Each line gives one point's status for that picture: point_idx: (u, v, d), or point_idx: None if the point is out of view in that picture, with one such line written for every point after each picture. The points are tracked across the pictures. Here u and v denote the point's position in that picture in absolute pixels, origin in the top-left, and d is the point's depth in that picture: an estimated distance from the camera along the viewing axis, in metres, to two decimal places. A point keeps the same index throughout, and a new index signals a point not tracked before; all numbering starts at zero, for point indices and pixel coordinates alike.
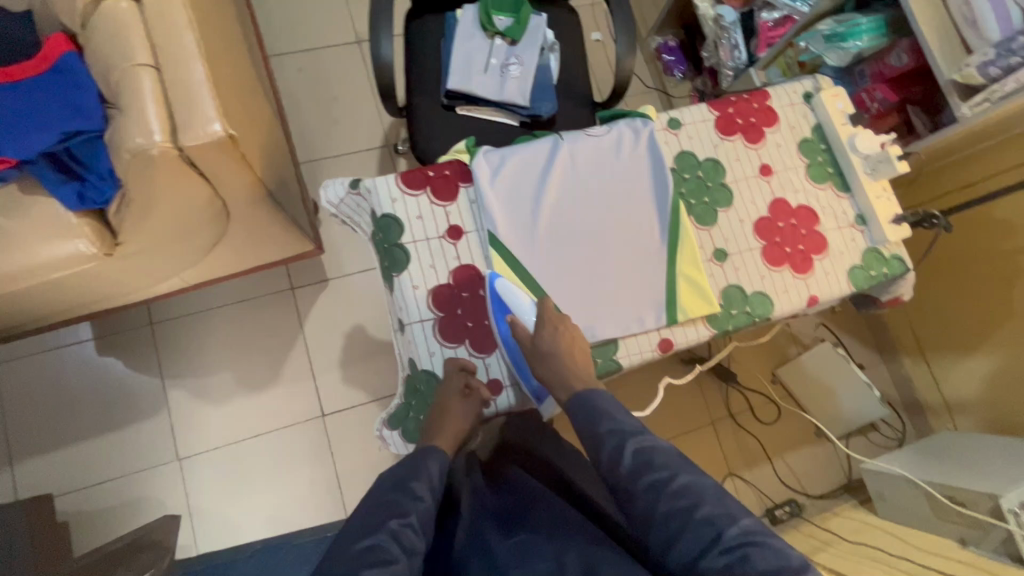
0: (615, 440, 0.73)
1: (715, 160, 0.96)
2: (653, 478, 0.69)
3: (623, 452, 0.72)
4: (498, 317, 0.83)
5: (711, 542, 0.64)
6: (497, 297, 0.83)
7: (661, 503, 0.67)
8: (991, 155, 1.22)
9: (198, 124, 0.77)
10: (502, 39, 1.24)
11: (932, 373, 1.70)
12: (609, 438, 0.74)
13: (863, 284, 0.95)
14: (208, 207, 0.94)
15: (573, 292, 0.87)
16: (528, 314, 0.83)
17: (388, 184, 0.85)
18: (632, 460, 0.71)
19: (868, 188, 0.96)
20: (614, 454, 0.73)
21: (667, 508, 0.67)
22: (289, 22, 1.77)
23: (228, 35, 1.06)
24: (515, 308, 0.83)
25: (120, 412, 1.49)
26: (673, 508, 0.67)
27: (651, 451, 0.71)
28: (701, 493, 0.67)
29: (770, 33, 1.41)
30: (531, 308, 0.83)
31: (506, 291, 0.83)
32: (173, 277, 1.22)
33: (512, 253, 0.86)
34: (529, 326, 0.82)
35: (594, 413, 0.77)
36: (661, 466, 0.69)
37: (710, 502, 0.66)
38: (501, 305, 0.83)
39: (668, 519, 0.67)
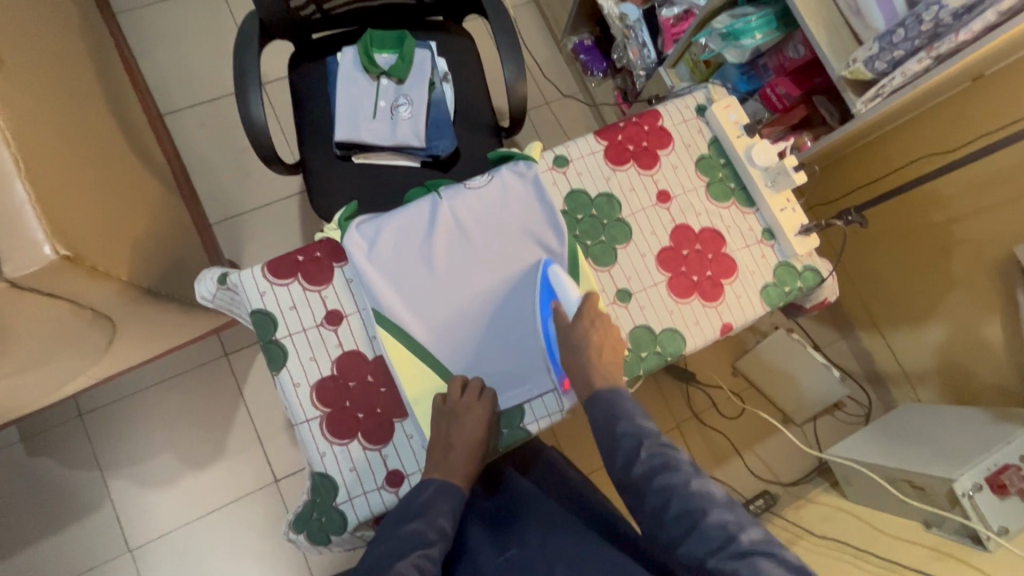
0: (631, 438, 0.72)
1: (608, 195, 0.91)
2: (666, 481, 0.68)
3: (638, 454, 0.71)
4: (543, 301, 0.84)
5: (721, 547, 0.64)
6: (547, 282, 0.84)
7: (675, 501, 0.67)
8: (914, 128, 1.20)
9: (25, 249, 0.70)
10: (388, 79, 1.18)
11: (889, 346, 1.67)
12: (625, 437, 0.73)
13: (777, 302, 0.91)
14: (76, 317, 0.87)
15: (475, 357, 0.82)
16: (572, 305, 0.82)
17: (254, 276, 0.79)
18: (647, 463, 0.70)
19: (772, 202, 0.91)
20: (630, 452, 0.72)
21: (675, 511, 0.67)
22: (182, 74, 1.68)
23: (81, 123, 0.98)
24: (561, 295, 0.83)
25: (63, 512, 1.43)
26: (688, 507, 0.66)
27: (668, 454, 0.71)
28: (712, 497, 0.67)
29: (674, 29, 1.34)
30: (578, 302, 0.82)
31: (556, 277, 0.83)
32: (79, 377, 1.15)
33: (401, 330, 0.80)
34: (568, 313, 0.82)
35: (613, 411, 0.75)
36: (674, 468, 0.69)
37: (722, 507, 0.66)
38: (548, 289, 0.84)
39: (676, 523, 0.66)
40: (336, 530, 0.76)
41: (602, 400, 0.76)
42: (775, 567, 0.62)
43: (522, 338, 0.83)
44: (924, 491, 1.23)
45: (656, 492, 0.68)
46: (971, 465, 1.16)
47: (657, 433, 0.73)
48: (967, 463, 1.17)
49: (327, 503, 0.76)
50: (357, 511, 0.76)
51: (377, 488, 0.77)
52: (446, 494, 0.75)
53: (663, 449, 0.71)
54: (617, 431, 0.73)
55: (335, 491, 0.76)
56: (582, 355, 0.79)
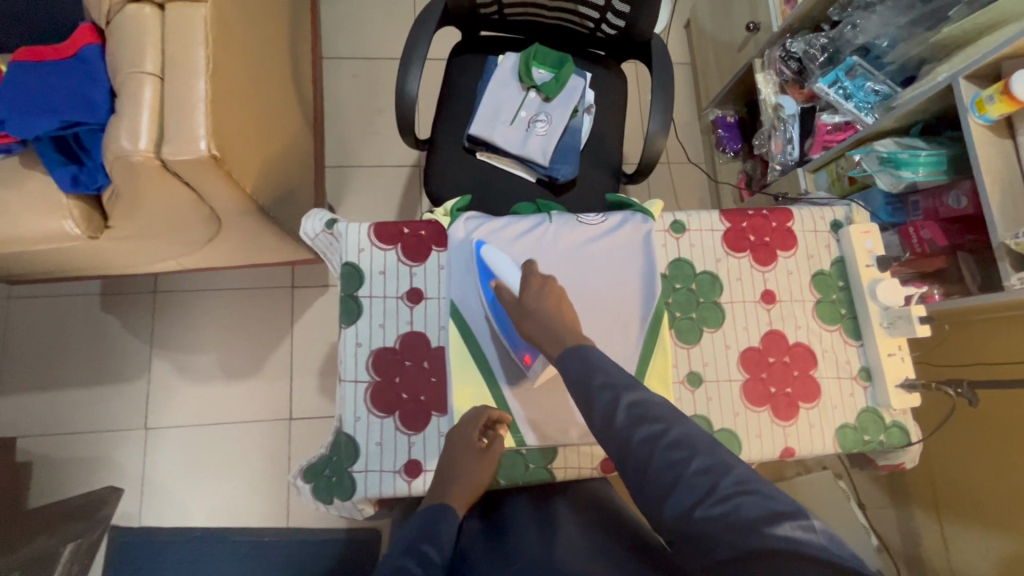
0: (607, 394, 0.58)
1: (713, 276, 0.88)
2: (647, 430, 0.55)
3: (615, 405, 0.57)
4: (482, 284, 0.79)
5: (706, 494, 0.51)
6: (484, 263, 0.80)
7: (654, 456, 0.53)
8: None
9: (185, 139, 0.77)
10: (537, 92, 1.22)
11: (942, 535, 1.51)
12: (601, 392, 0.58)
13: (851, 447, 0.85)
14: (196, 209, 0.94)
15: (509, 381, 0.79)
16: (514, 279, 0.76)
17: (360, 232, 0.83)
18: (626, 412, 0.56)
19: (881, 343, 0.85)
20: (607, 405, 0.57)
21: (658, 460, 0.53)
22: (352, 29, 1.81)
23: (265, 46, 1.07)
24: (500, 273, 0.77)
25: (106, 370, 1.54)
26: (670, 457, 0.53)
27: (645, 398, 0.57)
28: (695, 442, 0.54)
29: (828, 136, 1.31)
30: (517, 271, 0.76)
31: (491, 255, 0.79)
32: (171, 260, 1.24)
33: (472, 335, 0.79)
34: (513, 285, 0.76)
35: (588, 365, 0.61)
36: (656, 416, 0.56)
37: (705, 451, 0.53)
38: (485, 270, 0.79)
39: (660, 474, 0.53)
40: (341, 493, 0.77)
41: (580, 352, 0.63)
42: (758, 505, 0.50)
43: None
44: None
45: (637, 447, 0.54)
46: None
47: (632, 382, 0.59)
48: None
49: (342, 465, 0.77)
50: (368, 485, 0.77)
51: (394, 471, 0.77)
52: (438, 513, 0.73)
53: (641, 399, 0.57)
54: (594, 386, 0.60)
55: (355, 457, 0.77)
56: (545, 319, 0.69)
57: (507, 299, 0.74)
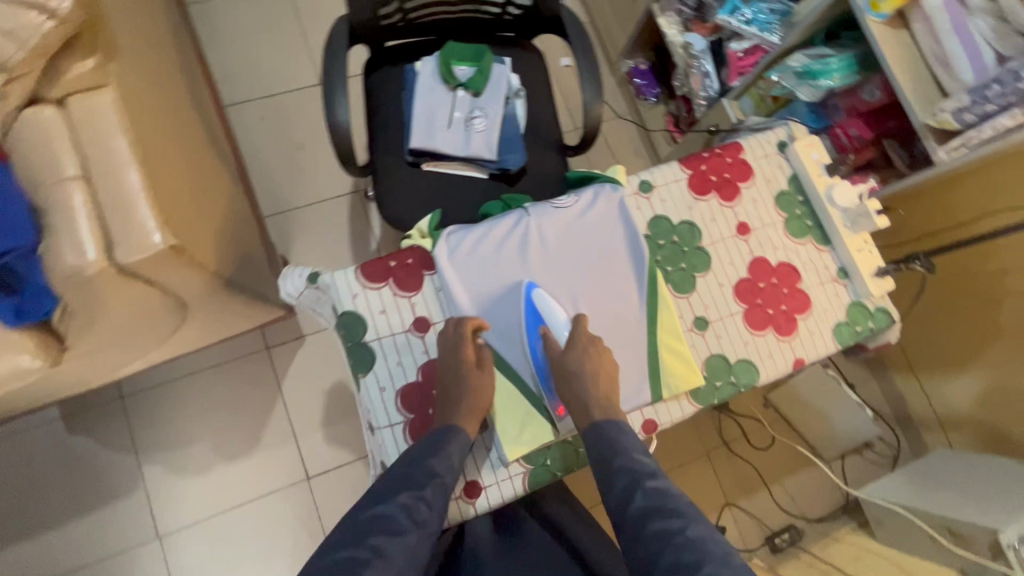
0: (630, 484, 0.73)
1: (690, 223, 0.92)
2: (660, 526, 0.67)
3: (633, 493, 0.71)
4: (530, 328, 0.82)
5: None
6: (533, 306, 0.83)
7: (664, 550, 0.65)
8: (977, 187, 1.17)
9: (137, 237, 0.71)
10: (464, 90, 1.20)
11: (923, 389, 1.68)
12: (622, 475, 0.73)
13: (848, 341, 0.92)
14: (162, 304, 0.88)
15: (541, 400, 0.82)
16: (561, 329, 0.83)
17: (348, 278, 0.80)
18: (641, 503, 0.70)
19: (849, 242, 0.93)
20: (625, 491, 0.72)
21: (667, 557, 0.65)
22: (246, 67, 1.71)
23: (174, 113, 1.00)
24: (549, 319, 0.83)
25: (95, 493, 1.43)
26: (676, 558, 0.64)
27: (666, 499, 0.70)
28: (705, 549, 0.64)
29: (741, 62, 1.37)
30: (567, 326, 0.83)
31: (542, 301, 0.83)
32: (138, 361, 1.15)
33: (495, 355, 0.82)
34: (562, 339, 0.82)
35: (610, 446, 0.76)
36: (670, 515, 0.68)
37: (713, 560, 0.63)
38: (535, 314, 0.83)
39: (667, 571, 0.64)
40: None
41: (601, 428, 0.77)
42: None
43: None
44: (964, 539, 1.23)
45: (648, 537, 0.68)
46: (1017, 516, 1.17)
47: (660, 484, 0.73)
48: (1011, 515, 1.18)
49: None
50: None
51: (455, 498, 0.79)
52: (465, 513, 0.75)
53: (663, 495, 0.71)
54: (614, 467, 0.74)
55: None
56: (580, 383, 0.77)
57: (554, 352, 0.80)
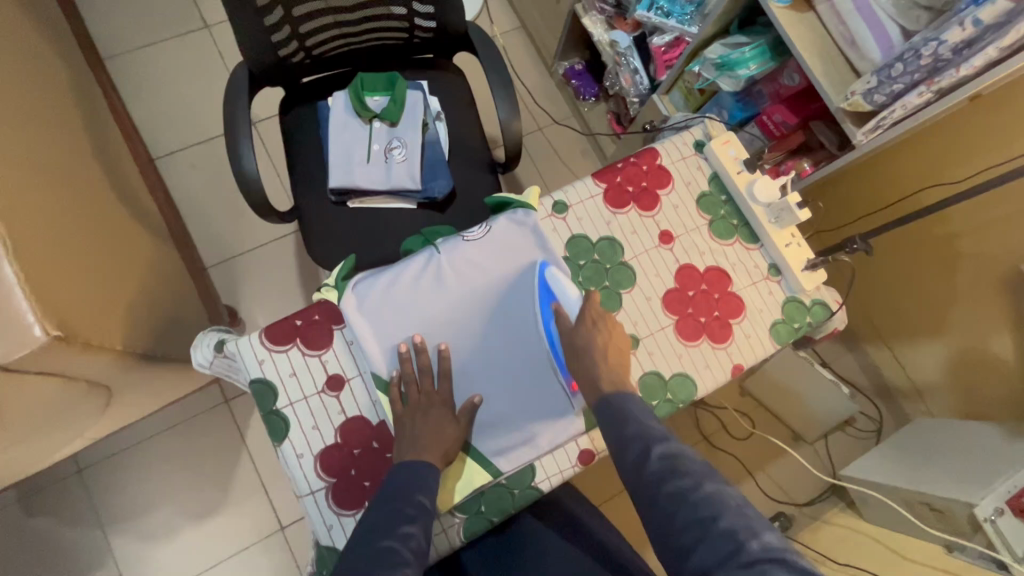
0: (641, 444, 0.67)
1: (610, 239, 0.89)
2: (676, 485, 0.62)
3: (647, 456, 0.66)
4: (543, 303, 0.82)
5: (728, 557, 0.55)
6: (545, 285, 0.83)
7: (679, 511, 0.60)
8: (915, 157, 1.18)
9: (14, 333, 0.68)
10: (380, 121, 1.17)
11: (896, 358, 1.64)
12: (635, 440, 0.68)
13: (787, 339, 0.90)
14: (72, 388, 0.84)
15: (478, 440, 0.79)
16: (573, 307, 0.81)
17: (252, 344, 0.77)
18: (657, 465, 0.64)
19: (776, 237, 0.90)
20: (640, 454, 0.66)
21: (685, 515, 0.59)
22: (171, 117, 1.67)
23: (71, 185, 0.96)
24: (561, 297, 0.82)
25: (63, 572, 1.39)
26: (695, 515, 0.59)
27: (680, 458, 0.64)
28: (726, 504, 0.59)
29: (666, 56, 1.35)
30: (579, 303, 0.81)
31: (554, 279, 0.83)
32: (77, 439, 1.12)
33: None
34: (573, 316, 0.81)
35: (620, 417, 0.71)
36: (686, 473, 0.63)
37: (733, 512, 0.58)
38: (548, 292, 0.82)
39: (686, 528, 0.59)
40: None
41: (612, 403, 0.72)
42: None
43: (535, 393, 0.81)
44: (944, 514, 1.20)
45: (662, 497, 0.62)
46: (993, 486, 1.14)
47: (671, 441, 0.67)
48: (987, 485, 1.15)
49: None
50: None
51: None
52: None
53: (677, 454, 0.65)
54: (626, 435, 0.69)
55: None
56: (589, 361, 0.76)
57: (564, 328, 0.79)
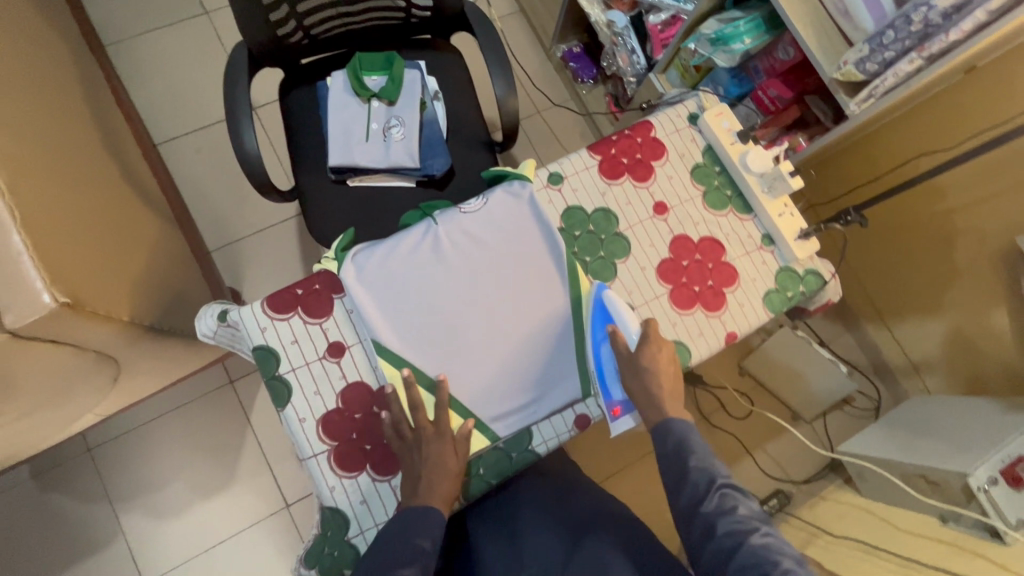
0: (704, 480, 0.73)
1: (605, 209, 0.90)
2: (734, 525, 0.68)
3: (709, 492, 0.72)
4: (598, 326, 0.83)
5: None
6: (602, 307, 0.83)
7: (737, 551, 0.66)
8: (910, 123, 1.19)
9: (24, 299, 0.70)
10: (379, 101, 1.18)
11: (895, 337, 1.66)
12: (698, 474, 0.73)
13: (780, 307, 0.91)
14: (81, 358, 0.87)
15: (480, 407, 0.81)
16: (631, 335, 0.81)
17: (255, 312, 0.79)
18: (716, 502, 0.71)
19: (769, 207, 0.91)
20: (699, 489, 0.72)
21: (740, 560, 0.65)
22: (173, 102, 1.69)
23: (76, 164, 0.98)
24: (618, 321, 0.81)
25: (75, 547, 1.43)
26: (752, 559, 0.65)
27: (738, 500, 0.71)
28: (780, 552, 0.65)
29: (662, 35, 1.35)
30: (637, 331, 0.81)
31: (611, 304, 0.82)
32: (87, 414, 1.14)
33: (423, 374, 0.80)
34: (630, 343, 0.80)
35: (682, 446, 0.76)
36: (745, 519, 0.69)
37: (788, 560, 0.64)
38: (606, 314, 0.83)
39: (741, 571, 0.65)
40: (349, 563, 0.77)
41: (673, 430, 0.77)
42: None
43: (533, 359, 0.83)
44: (939, 485, 1.22)
45: (720, 539, 0.68)
46: (987, 455, 1.16)
47: (731, 480, 0.73)
48: (981, 456, 1.17)
49: (338, 538, 0.76)
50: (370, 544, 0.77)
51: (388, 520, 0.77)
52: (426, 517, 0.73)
53: (738, 499, 0.71)
54: (687, 467, 0.74)
55: (348, 524, 0.77)
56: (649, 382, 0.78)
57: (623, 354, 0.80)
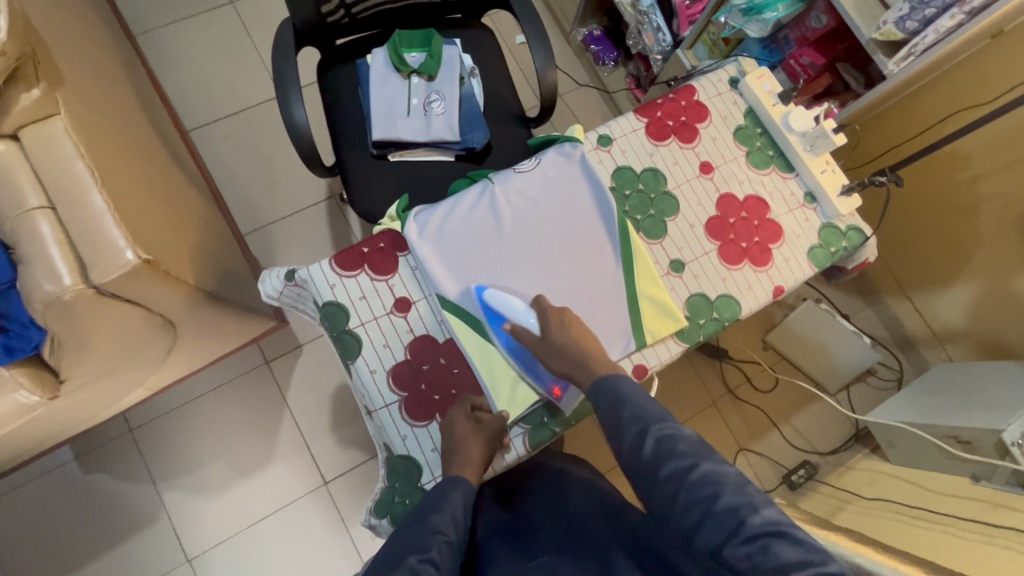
0: (636, 426, 0.70)
1: (653, 170, 0.93)
2: (675, 466, 0.66)
3: (645, 438, 0.69)
4: (495, 327, 0.81)
5: (732, 532, 0.61)
6: (489, 307, 0.81)
7: (682, 489, 0.65)
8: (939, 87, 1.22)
9: (109, 256, 0.72)
10: (418, 77, 1.21)
11: (917, 308, 1.68)
12: (631, 423, 0.70)
13: (824, 262, 0.94)
14: (149, 322, 0.89)
15: None
16: (525, 318, 0.80)
17: (324, 270, 0.82)
18: (654, 446, 0.68)
19: (812, 165, 0.94)
20: (635, 437, 0.69)
21: (687, 495, 0.64)
22: (203, 90, 1.71)
23: (133, 138, 1.01)
24: (510, 314, 0.80)
25: (119, 526, 1.45)
26: (697, 496, 0.64)
27: (673, 435, 0.68)
28: (721, 479, 0.64)
29: (690, 11, 1.37)
30: (529, 313, 0.80)
31: (496, 299, 0.80)
32: (139, 389, 1.17)
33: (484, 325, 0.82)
34: (529, 327, 0.79)
35: (616, 396, 0.72)
36: (682, 453, 0.66)
37: (732, 490, 0.63)
38: (495, 313, 0.81)
39: (688, 509, 0.64)
40: None
41: (605, 385, 0.74)
42: (791, 550, 0.59)
43: (588, 312, 0.85)
44: (971, 445, 1.25)
45: (665, 482, 0.66)
46: (1019, 412, 1.18)
47: (664, 418, 0.70)
48: (1013, 413, 1.19)
49: (410, 486, 0.79)
50: None
51: None
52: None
53: (673, 433, 0.68)
54: (622, 417, 0.71)
55: (419, 472, 0.79)
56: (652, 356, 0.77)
57: None
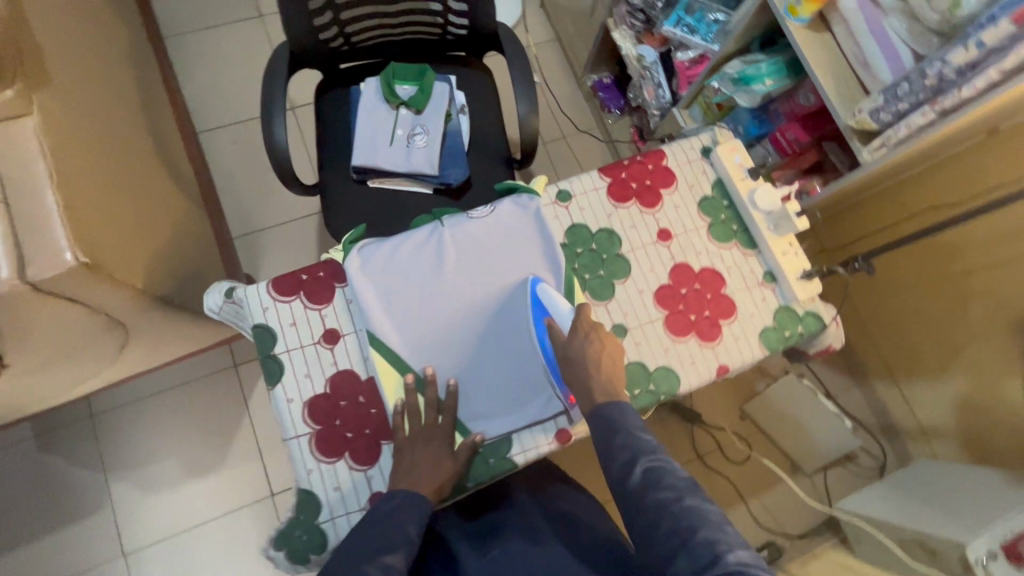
0: (627, 455, 0.67)
1: (608, 231, 0.92)
2: (660, 496, 0.62)
3: (634, 467, 0.66)
4: (537, 321, 0.83)
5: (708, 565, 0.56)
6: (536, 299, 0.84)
7: (664, 519, 0.61)
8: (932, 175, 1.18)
9: (48, 254, 0.74)
10: (406, 108, 1.23)
11: (904, 396, 1.61)
12: (622, 451, 0.68)
13: (776, 346, 0.90)
14: (93, 319, 0.91)
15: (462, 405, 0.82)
16: (564, 319, 0.81)
17: (260, 293, 0.83)
18: (642, 474, 0.65)
19: (773, 245, 0.91)
20: (625, 465, 0.67)
21: (668, 526, 0.60)
22: (218, 96, 1.78)
23: (116, 138, 1.05)
24: (554, 311, 0.82)
25: (62, 511, 1.45)
26: (678, 526, 0.60)
27: (664, 471, 0.65)
28: (707, 518, 0.60)
29: (688, 72, 1.37)
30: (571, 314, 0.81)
31: (546, 295, 0.83)
32: (91, 378, 1.18)
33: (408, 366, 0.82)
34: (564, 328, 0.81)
35: (610, 429, 0.70)
36: (670, 485, 0.63)
37: (714, 527, 0.59)
38: (541, 307, 0.83)
39: (670, 536, 0.60)
40: (315, 550, 0.77)
41: (601, 413, 0.72)
42: None
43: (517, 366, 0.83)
44: (936, 555, 1.16)
45: (648, 509, 0.63)
46: (987, 528, 1.10)
47: (657, 452, 0.67)
48: (982, 527, 1.11)
49: (309, 522, 0.77)
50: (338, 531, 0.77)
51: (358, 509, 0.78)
52: (408, 503, 0.73)
53: (659, 465, 0.65)
54: (614, 444, 0.69)
55: (317, 510, 0.78)
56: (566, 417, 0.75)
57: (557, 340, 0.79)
